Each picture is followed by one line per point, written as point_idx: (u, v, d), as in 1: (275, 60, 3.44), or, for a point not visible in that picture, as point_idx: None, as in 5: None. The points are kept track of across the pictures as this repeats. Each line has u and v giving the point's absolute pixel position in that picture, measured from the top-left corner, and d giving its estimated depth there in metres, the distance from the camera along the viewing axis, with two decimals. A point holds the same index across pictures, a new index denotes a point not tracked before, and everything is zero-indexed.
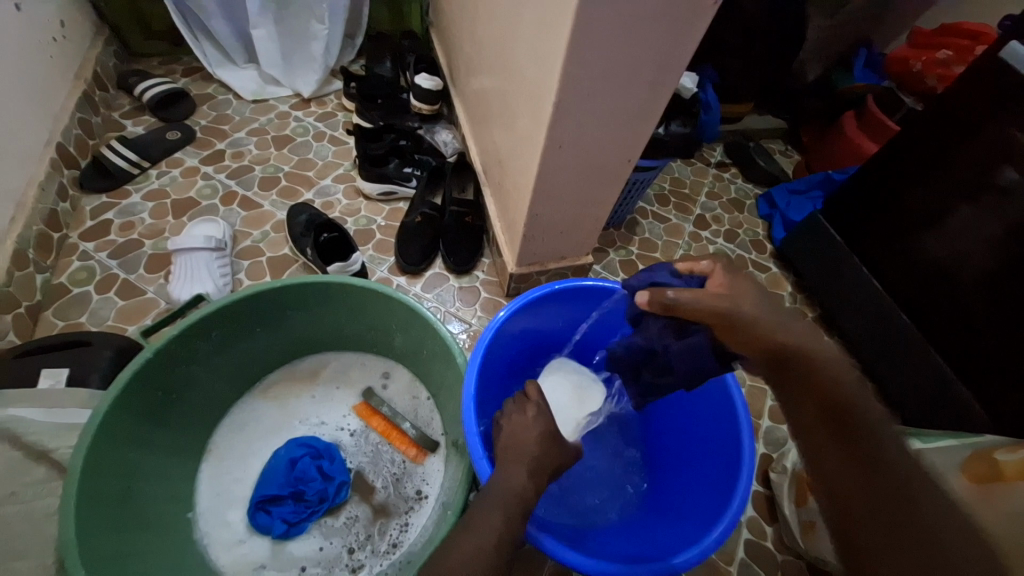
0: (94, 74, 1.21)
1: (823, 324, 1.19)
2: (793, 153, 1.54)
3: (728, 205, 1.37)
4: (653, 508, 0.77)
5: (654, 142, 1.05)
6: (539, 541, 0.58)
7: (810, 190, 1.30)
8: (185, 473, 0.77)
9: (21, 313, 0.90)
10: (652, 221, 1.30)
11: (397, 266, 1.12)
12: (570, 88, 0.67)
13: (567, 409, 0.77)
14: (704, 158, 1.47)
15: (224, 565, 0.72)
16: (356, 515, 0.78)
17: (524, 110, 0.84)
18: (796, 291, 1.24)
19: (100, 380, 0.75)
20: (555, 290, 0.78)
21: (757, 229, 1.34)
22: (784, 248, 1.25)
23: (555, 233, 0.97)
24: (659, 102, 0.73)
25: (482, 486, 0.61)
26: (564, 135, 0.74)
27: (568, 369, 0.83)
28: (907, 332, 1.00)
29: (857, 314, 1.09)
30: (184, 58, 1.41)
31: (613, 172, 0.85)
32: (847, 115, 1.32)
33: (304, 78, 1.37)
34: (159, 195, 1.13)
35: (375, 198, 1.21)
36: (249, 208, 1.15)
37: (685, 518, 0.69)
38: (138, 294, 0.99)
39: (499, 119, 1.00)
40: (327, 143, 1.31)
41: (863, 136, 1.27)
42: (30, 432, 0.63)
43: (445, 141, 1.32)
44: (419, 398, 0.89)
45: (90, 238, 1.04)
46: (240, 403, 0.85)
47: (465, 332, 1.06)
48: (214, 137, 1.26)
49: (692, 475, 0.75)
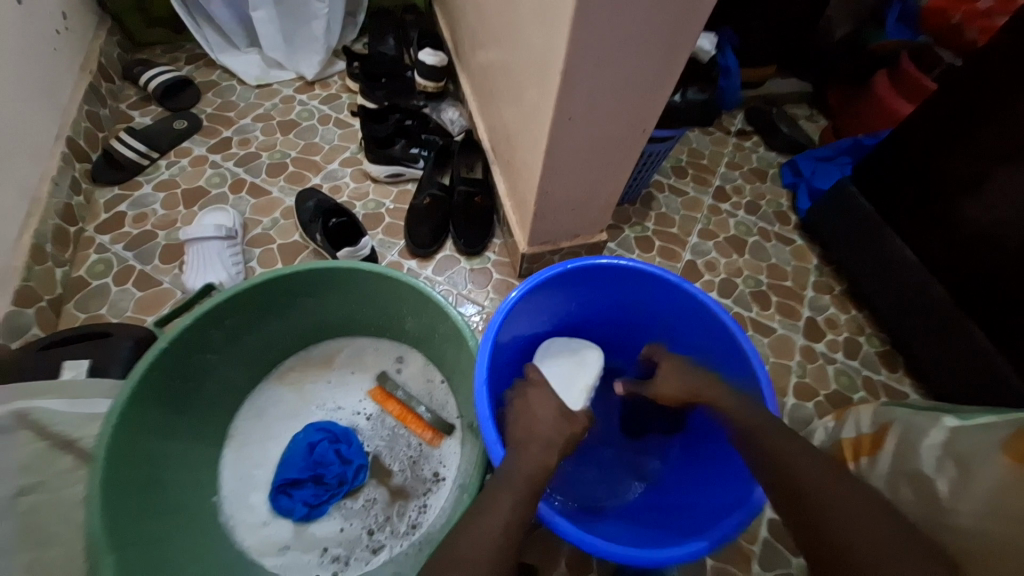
0: (99, 65, 1.20)
1: (852, 297, 1.14)
2: (819, 118, 1.46)
3: (749, 175, 1.31)
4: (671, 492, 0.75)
5: (671, 110, 1.00)
6: (551, 522, 0.57)
7: (838, 156, 1.24)
8: (208, 458, 0.78)
9: (44, 306, 0.92)
10: (669, 195, 1.26)
11: (407, 249, 1.10)
12: (579, 55, 0.63)
13: (570, 386, 0.79)
14: (723, 126, 1.40)
15: (249, 546, 0.74)
16: (374, 498, 0.79)
17: (531, 81, 0.80)
18: (822, 263, 1.19)
19: (120, 370, 0.77)
20: (568, 270, 0.75)
21: (780, 200, 1.28)
22: (810, 219, 1.18)
23: (568, 210, 0.93)
24: (676, 65, 0.69)
25: (495, 469, 0.60)
26: (574, 106, 0.70)
27: (569, 349, 0.84)
28: (942, 303, 0.95)
29: (888, 285, 1.04)
30: (186, 45, 1.39)
31: (626, 143, 0.80)
32: (879, 73, 1.25)
33: (307, 60, 1.34)
34: (170, 185, 1.14)
35: (383, 180, 1.19)
36: (258, 195, 1.15)
37: (701, 507, 0.67)
38: (155, 285, 1.00)
39: (506, 95, 0.96)
40: (333, 126, 1.28)
41: (895, 96, 1.20)
42: (55, 422, 0.65)
43: (451, 118, 1.28)
44: (433, 380, 0.88)
45: (105, 231, 1.05)
46: (259, 389, 0.86)
47: (479, 314, 1.04)
48: (220, 125, 1.25)
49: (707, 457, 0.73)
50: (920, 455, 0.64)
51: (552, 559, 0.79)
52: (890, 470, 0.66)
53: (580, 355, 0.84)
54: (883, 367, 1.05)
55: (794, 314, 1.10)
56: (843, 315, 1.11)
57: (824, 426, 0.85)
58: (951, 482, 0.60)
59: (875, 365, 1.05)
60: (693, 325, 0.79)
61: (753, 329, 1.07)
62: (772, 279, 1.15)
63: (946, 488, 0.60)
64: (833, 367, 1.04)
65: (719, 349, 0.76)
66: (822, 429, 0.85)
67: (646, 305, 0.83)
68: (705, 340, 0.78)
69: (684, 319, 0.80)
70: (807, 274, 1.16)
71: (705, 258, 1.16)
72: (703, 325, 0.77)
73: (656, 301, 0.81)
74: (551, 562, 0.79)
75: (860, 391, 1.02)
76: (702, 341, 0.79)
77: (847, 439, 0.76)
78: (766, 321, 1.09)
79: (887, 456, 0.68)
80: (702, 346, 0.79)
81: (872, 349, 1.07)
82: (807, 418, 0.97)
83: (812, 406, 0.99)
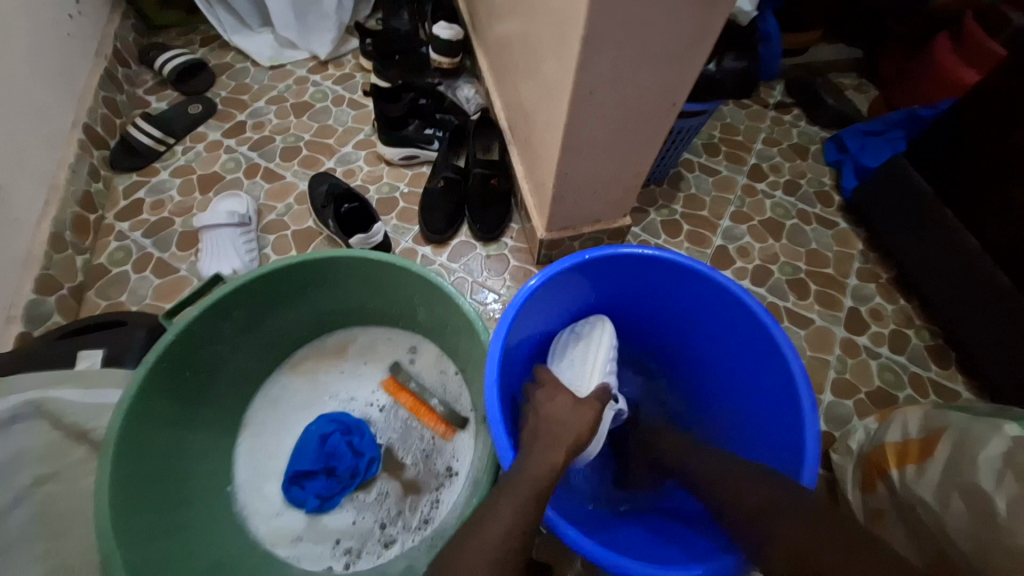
0: (115, 50, 1.19)
1: (900, 285, 1.04)
2: (869, 88, 1.32)
3: (788, 152, 1.21)
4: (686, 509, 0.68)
5: (705, 81, 0.92)
6: (556, 527, 0.53)
7: (888, 131, 1.11)
8: (222, 448, 0.78)
9: (65, 294, 0.93)
10: (699, 174, 1.17)
11: (421, 235, 1.06)
12: (601, 18, 0.56)
13: (580, 374, 0.71)
14: (761, 99, 1.29)
15: (263, 535, 0.74)
16: (387, 491, 0.78)
17: (549, 51, 0.74)
18: (867, 248, 1.09)
19: (134, 360, 0.77)
20: (585, 261, 0.70)
21: (822, 178, 1.17)
22: (856, 200, 1.08)
23: (588, 193, 0.87)
24: (713, 26, 0.60)
25: (504, 474, 0.56)
26: (594, 79, 0.64)
27: (573, 337, 0.77)
28: (1005, 295, 0.85)
29: (940, 275, 0.94)
30: (201, 26, 1.37)
31: (654, 118, 0.73)
32: (939, 37, 1.11)
33: (320, 39, 1.30)
34: (186, 171, 1.13)
35: (397, 163, 1.15)
36: (272, 180, 1.13)
37: None
38: (172, 272, 1.00)
39: (524, 68, 0.89)
40: (346, 107, 1.25)
41: (960, 65, 1.06)
42: (68, 413, 0.66)
43: (467, 97, 1.22)
44: (447, 372, 0.85)
45: (123, 218, 1.06)
46: (272, 378, 0.85)
47: (495, 302, 1.00)
48: (234, 108, 1.23)
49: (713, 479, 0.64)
50: (978, 468, 0.57)
51: (566, 559, 0.76)
52: (939, 483, 0.60)
53: (588, 336, 0.76)
54: (933, 362, 0.96)
55: (835, 304, 1.02)
56: (889, 305, 1.02)
57: (864, 427, 0.79)
58: (1010, 500, 0.53)
59: (924, 360, 0.96)
60: (722, 319, 0.72)
61: (789, 320, 1.00)
62: (811, 266, 1.06)
63: (1005, 507, 0.53)
64: (877, 362, 0.96)
65: (751, 345, 0.69)
66: (861, 430, 0.79)
67: (671, 297, 0.77)
68: (734, 335, 0.72)
69: (713, 313, 0.73)
70: (851, 261, 1.07)
71: (737, 243, 1.08)
72: (734, 319, 0.70)
73: (682, 293, 0.75)
74: (565, 563, 0.76)
75: (906, 389, 0.93)
76: (732, 336, 0.72)
77: (892, 444, 0.70)
78: (803, 312, 1.01)
79: (938, 467, 0.61)
80: (732, 341, 0.73)
81: (921, 343, 0.98)
82: (844, 417, 0.90)
83: (851, 405, 0.91)
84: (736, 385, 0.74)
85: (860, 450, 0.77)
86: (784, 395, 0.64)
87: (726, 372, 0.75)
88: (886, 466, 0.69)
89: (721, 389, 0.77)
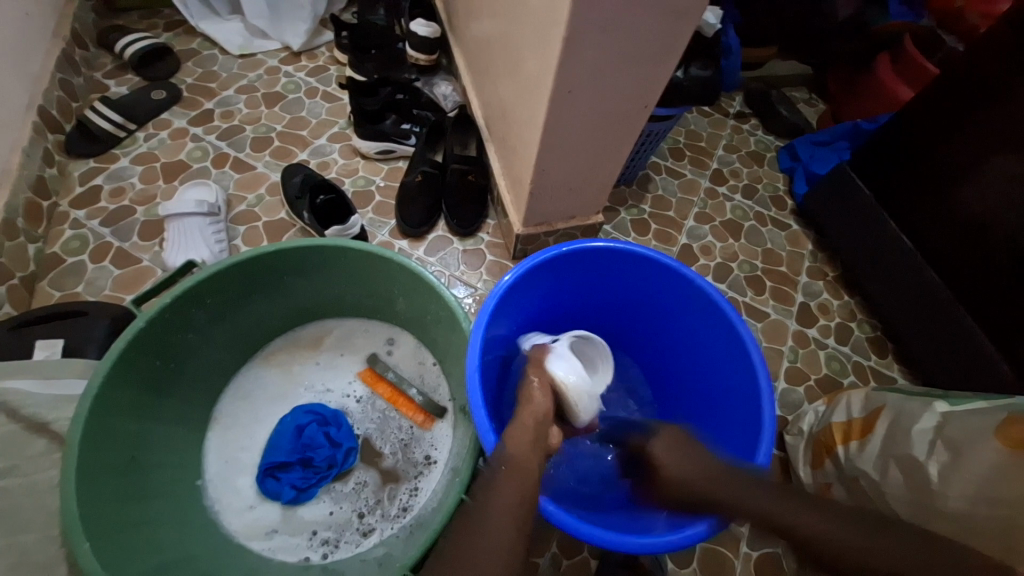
0: (72, 30, 1.13)
1: (844, 283, 1.13)
2: (819, 102, 1.43)
3: (746, 158, 1.29)
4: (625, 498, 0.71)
5: (673, 86, 0.98)
6: (548, 513, 0.54)
7: (835, 141, 1.20)
8: (191, 443, 0.76)
9: (16, 284, 0.88)
10: (666, 176, 1.23)
11: (398, 229, 1.07)
12: (582, 23, 0.60)
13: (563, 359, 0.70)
14: (722, 108, 1.37)
15: (237, 529, 0.73)
16: (365, 481, 0.78)
17: (529, 52, 0.77)
18: (817, 248, 1.18)
19: (97, 351, 0.74)
20: (563, 254, 0.74)
21: (777, 183, 1.26)
22: (807, 205, 1.17)
23: (564, 190, 0.91)
24: (683, 35, 0.65)
25: (487, 456, 0.55)
26: (574, 79, 0.67)
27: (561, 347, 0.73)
28: (935, 291, 0.94)
29: (880, 272, 1.03)
30: (165, 11, 1.31)
31: (628, 119, 0.77)
32: (881, 60, 1.21)
33: (293, 29, 1.28)
34: (149, 158, 1.08)
35: (373, 157, 1.15)
36: (242, 170, 1.10)
37: None
38: (134, 263, 0.96)
39: (503, 68, 0.92)
40: (320, 100, 1.23)
41: (897, 82, 1.17)
42: (28, 405, 0.64)
43: (444, 94, 1.23)
44: (425, 363, 0.86)
45: (80, 206, 1.01)
46: (244, 370, 0.84)
47: (471, 296, 1.02)
48: (200, 96, 1.19)
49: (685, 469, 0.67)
50: (912, 440, 0.64)
51: (543, 542, 0.79)
52: (879, 455, 0.68)
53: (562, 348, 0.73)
54: (873, 352, 1.05)
55: (788, 299, 1.10)
56: (836, 301, 1.11)
57: (814, 409, 0.86)
58: (940, 466, 0.60)
59: (866, 350, 1.05)
60: (688, 312, 0.78)
61: (748, 314, 1.07)
62: (766, 264, 1.14)
63: (936, 473, 0.60)
64: (825, 352, 1.04)
65: (714, 334, 0.75)
66: (811, 412, 0.86)
67: (643, 293, 0.81)
68: (700, 326, 0.77)
69: (679, 306, 0.78)
70: (802, 260, 1.16)
71: (701, 242, 1.15)
72: (700, 311, 0.76)
73: (653, 288, 0.79)
74: (541, 546, 0.78)
75: (850, 375, 1.02)
76: (696, 328, 0.78)
77: (838, 423, 0.77)
78: (760, 306, 1.08)
79: (877, 441, 0.69)
80: (695, 333, 0.78)
81: (863, 335, 1.07)
82: (797, 403, 0.98)
83: (803, 391, 0.99)
84: (700, 375, 0.79)
85: (810, 431, 0.84)
86: (744, 379, 0.69)
87: (692, 363, 0.80)
88: (833, 443, 0.77)
89: (689, 379, 0.81)
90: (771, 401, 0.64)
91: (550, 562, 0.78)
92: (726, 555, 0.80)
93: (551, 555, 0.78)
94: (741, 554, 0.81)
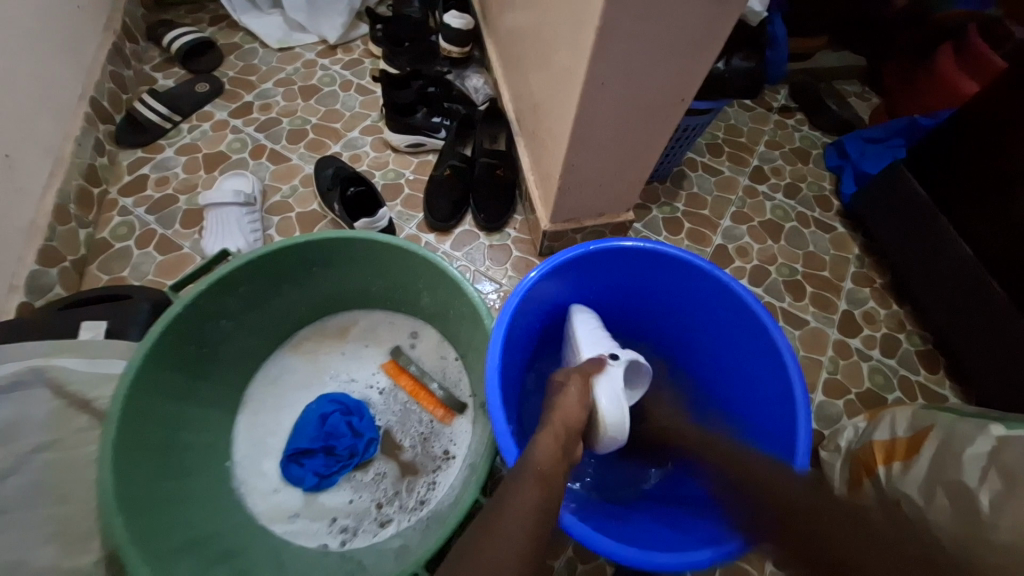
0: (124, 25, 1.18)
1: (893, 291, 1.06)
2: (871, 96, 1.34)
3: (790, 155, 1.22)
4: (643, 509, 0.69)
5: (712, 79, 0.93)
6: (567, 524, 0.53)
7: (889, 139, 1.10)
8: (222, 426, 0.79)
9: (67, 267, 0.93)
10: (702, 173, 1.18)
11: (425, 223, 1.07)
12: (614, 15, 0.58)
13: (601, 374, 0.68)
14: (765, 102, 1.30)
15: (261, 511, 0.75)
16: (384, 472, 0.79)
17: (561, 44, 0.75)
18: (864, 253, 1.10)
19: (137, 333, 0.78)
20: (591, 252, 0.72)
21: (822, 182, 1.19)
22: (855, 206, 1.10)
23: (594, 187, 0.89)
24: (724, 25, 0.62)
25: (508, 467, 0.55)
26: (606, 71, 0.65)
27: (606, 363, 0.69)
28: (993, 299, 0.87)
29: (933, 279, 0.96)
30: (210, 5, 1.36)
31: (661, 114, 0.74)
32: (942, 49, 1.12)
33: (330, 22, 1.30)
34: (191, 149, 1.13)
35: (403, 150, 1.16)
36: (277, 162, 1.13)
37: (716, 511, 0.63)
38: (175, 249, 1.00)
39: (535, 60, 0.90)
40: (354, 93, 1.25)
41: (959, 75, 1.07)
42: (72, 382, 0.67)
43: (475, 87, 1.23)
44: (447, 358, 0.86)
45: (128, 194, 1.06)
46: (272, 357, 0.86)
47: (496, 292, 1.01)
48: (241, 89, 1.22)
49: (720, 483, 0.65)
50: (962, 466, 0.59)
51: (559, 544, 0.78)
52: (925, 480, 0.63)
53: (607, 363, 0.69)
54: (922, 366, 0.98)
55: (829, 306, 1.04)
56: (883, 310, 1.04)
57: (854, 425, 0.81)
58: (993, 496, 0.55)
59: (914, 364, 0.98)
60: (719, 316, 0.74)
61: (784, 320, 1.01)
62: (808, 268, 1.08)
63: (988, 503, 0.55)
64: (868, 364, 0.98)
65: (746, 340, 0.71)
66: (850, 428, 0.81)
67: (670, 293, 0.78)
68: (732, 332, 0.73)
69: (711, 310, 0.75)
70: (847, 264, 1.09)
71: (737, 243, 1.10)
72: (732, 315, 0.72)
73: (684, 290, 0.76)
74: (557, 548, 0.77)
75: (896, 391, 0.95)
76: (728, 332, 0.74)
77: (880, 441, 0.72)
78: (799, 312, 1.03)
79: (923, 465, 0.64)
80: (727, 339, 0.75)
81: (912, 348, 1.00)
82: (835, 416, 0.92)
83: (842, 405, 0.93)
84: (731, 381, 0.76)
85: (848, 448, 0.79)
86: (778, 388, 0.66)
87: (723, 368, 0.77)
88: (872, 463, 0.72)
89: (718, 383, 0.78)
90: (807, 413, 0.61)
91: (566, 565, 0.77)
92: (750, 570, 0.77)
93: (567, 557, 0.77)
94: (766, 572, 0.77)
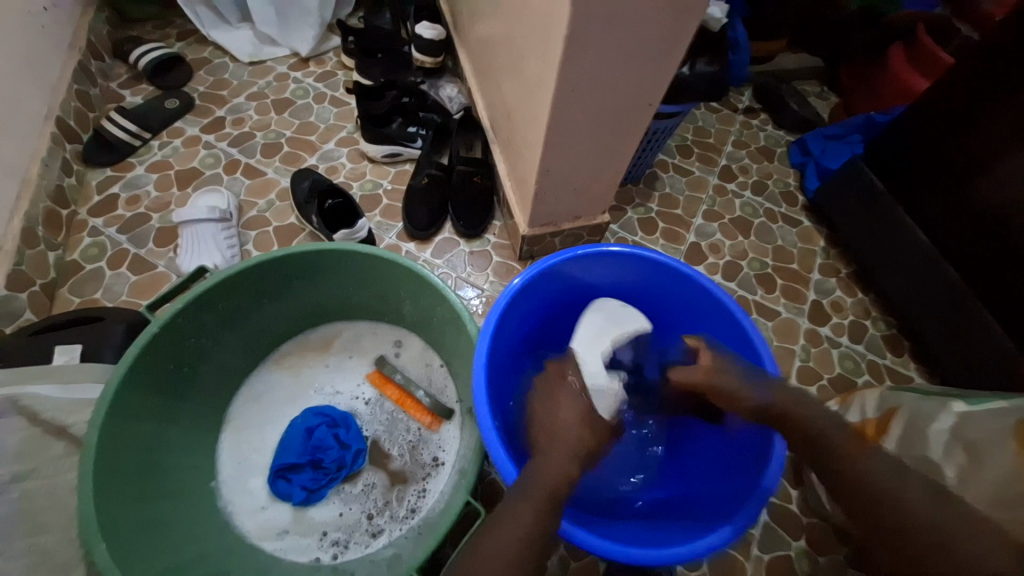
0: (89, 42, 1.16)
1: (858, 280, 1.11)
2: (830, 95, 1.40)
3: (756, 154, 1.27)
4: (645, 510, 0.70)
5: (678, 84, 0.97)
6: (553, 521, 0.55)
7: (848, 135, 1.18)
8: (205, 445, 0.78)
9: (36, 291, 0.91)
10: (673, 174, 1.22)
11: (405, 232, 1.08)
12: (581, 24, 0.60)
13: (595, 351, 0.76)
14: (731, 104, 1.35)
15: (249, 530, 0.74)
16: (373, 482, 0.79)
17: (531, 52, 0.77)
18: (830, 245, 1.15)
19: (113, 355, 0.76)
20: (577, 256, 0.73)
21: (788, 179, 1.24)
22: (819, 201, 1.15)
23: (570, 190, 0.91)
24: (686, 32, 0.64)
25: (508, 488, 0.56)
26: (576, 77, 0.67)
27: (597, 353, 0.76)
28: (951, 283, 0.92)
29: (896, 268, 1.00)
30: (177, 21, 1.35)
31: (631, 117, 0.77)
32: (894, 48, 1.18)
33: (301, 35, 1.30)
34: (162, 166, 1.11)
35: (380, 160, 1.16)
36: (252, 176, 1.12)
37: (708, 508, 0.64)
38: (149, 269, 0.99)
39: (507, 68, 0.92)
40: (328, 105, 1.25)
41: (912, 73, 1.14)
42: (46, 409, 0.66)
43: (450, 96, 1.24)
44: (432, 364, 0.87)
45: (98, 214, 1.04)
46: (254, 373, 0.85)
47: (478, 297, 1.03)
48: (212, 104, 1.21)
49: (728, 476, 0.66)
50: (927, 441, 0.62)
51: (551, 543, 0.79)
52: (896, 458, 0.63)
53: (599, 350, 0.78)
54: (888, 351, 1.02)
55: (799, 297, 1.08)
56: (849, 299, 1.09)
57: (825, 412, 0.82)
58: (958, 469, 0.59)
59: (880, 349, 1.03)
60: (696, 313, 0.77)
61: (758, 312, 1.05)
62: (778, 261, 1.12)
63: (953, 476, 0.59)
64: (838, 351, 1.02)
65: (723, 336, 0.74)
66: None
67: (648, 291, 0.81)
68: (709, 328, 0.76)
69: (688, 308, 0.78)
70: (814, 256, 1.14)
71: (709, 240, 1.14)
72: (708, 312, 0.75)
73: (663, 289, 0.79)
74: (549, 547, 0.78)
75: (865, 375, 1.00)
76: (705, 328, 0.77)
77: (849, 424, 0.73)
78: (771, 305, 1.07)
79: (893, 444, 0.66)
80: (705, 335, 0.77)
81: (878, 333, 1.05)
82: None
83: (816, 390, 0.97)
84: None
85: None
86: None
87: None
88: None
89: None
90: None
91: (559, 563, 0.78)
92: (736, 556, 0.80)
93: (559, 556, 0.78)
94: (751, 556, 0.80)
